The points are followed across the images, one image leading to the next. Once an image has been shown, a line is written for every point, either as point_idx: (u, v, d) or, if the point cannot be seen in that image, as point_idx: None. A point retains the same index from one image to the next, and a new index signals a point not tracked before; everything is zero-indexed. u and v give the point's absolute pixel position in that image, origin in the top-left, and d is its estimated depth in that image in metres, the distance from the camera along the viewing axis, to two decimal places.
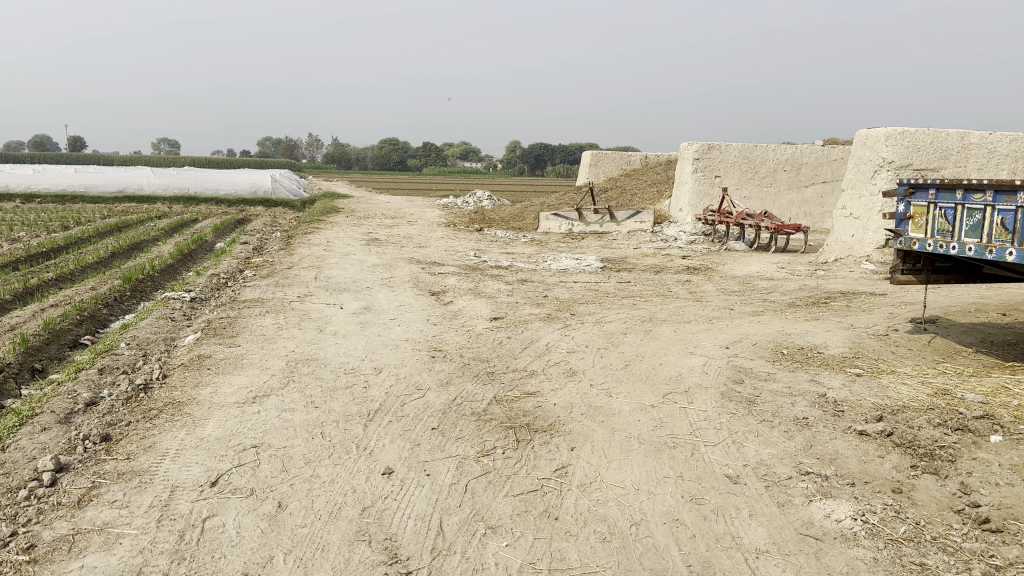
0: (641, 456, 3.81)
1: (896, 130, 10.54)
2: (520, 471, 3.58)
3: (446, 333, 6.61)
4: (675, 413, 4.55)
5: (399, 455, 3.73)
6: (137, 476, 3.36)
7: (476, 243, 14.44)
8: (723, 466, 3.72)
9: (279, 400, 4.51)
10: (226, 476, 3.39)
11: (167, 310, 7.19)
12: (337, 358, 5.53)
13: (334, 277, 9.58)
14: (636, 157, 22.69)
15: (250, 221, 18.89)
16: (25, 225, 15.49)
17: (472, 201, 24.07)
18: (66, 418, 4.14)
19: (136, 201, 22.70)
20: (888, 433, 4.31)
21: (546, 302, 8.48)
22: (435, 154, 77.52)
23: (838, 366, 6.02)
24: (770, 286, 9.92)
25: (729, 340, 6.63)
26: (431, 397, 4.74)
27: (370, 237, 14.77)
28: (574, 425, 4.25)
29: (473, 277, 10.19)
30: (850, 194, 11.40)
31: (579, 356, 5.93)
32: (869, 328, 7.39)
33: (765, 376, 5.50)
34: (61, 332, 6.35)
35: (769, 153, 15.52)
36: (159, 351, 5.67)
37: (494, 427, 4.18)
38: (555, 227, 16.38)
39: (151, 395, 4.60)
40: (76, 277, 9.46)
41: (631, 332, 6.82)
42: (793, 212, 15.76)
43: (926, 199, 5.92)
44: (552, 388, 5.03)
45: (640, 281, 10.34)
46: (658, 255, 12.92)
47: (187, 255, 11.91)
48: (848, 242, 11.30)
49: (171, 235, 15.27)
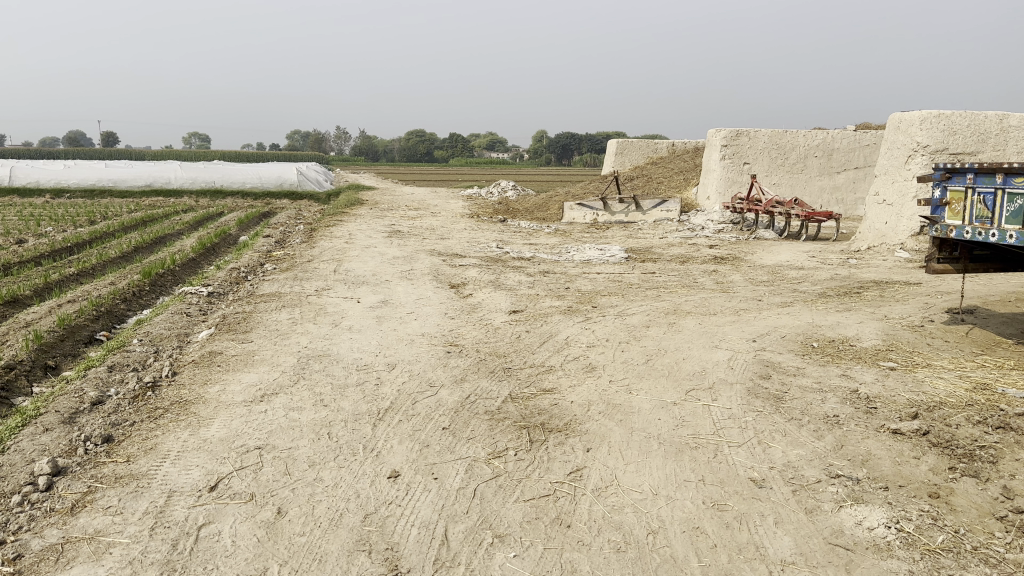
0: (660, 458, 3.62)
1: (932, 114, 10.19)
2: (532, 474, 3.42)
3: (464, 327, 6.46)
4: (698, 411, 4.35)
5: (406, 457, 3.59)
6: (134, 480, 3.26)
7: (499, 234, 14.28)
8: (747, 469, 3.52)
9: (287, 398, 4.39)
10: (226, 480, 3.28)
11: (183, 305, 7.13)
12: (350, 354, 5.40)
13: (354, 270, 9.50)
14: (663, 145, 22.36)
15: (275, 214, 18.93)
16: (52, 220, 15.62)
17: (496, 191, 23.89)
18: (71, 418, 4.05)
19: (164, 195, 22.86)
20: (924, 431, 4.08)
21: (568, 293, 8.30)
22: (461, 145, 77.40)
23: (870, 359, 5.77)
24: (799, 275, 9.63)
25: (756, 333, 6.40)
26: (444, 395, 4.59)
27: (392, 229, 14.67)
28: (591, 424, 4.07)
29: (494, 269, 10.03)
30: (883, 179, 11.04)
31: (599, 350, 5.74)
32: (904, 319, 7.10)
33: (794, 371, 5.27)
34: (76, 328, 6.31)
35: (799, 138, 15.13)
36: (171, 347, 5.59)
37: (507, 427, 4.02)
38: (580, 217, 16.15)
39: (158, 393, 4.51)
40: (97, 272, 9.45)
41: (653, 325, 6.61)
42: (824, 199, 15.37)
43: (963, 185, 5.66)
44: (570, 385, 4.86)
45: (665, 272, 10.11)
46: (684, 245, 12.65)
47: (209, 248, 11.90)
48: (881, 230, 10.95)
49: (195, 228, 15.28)
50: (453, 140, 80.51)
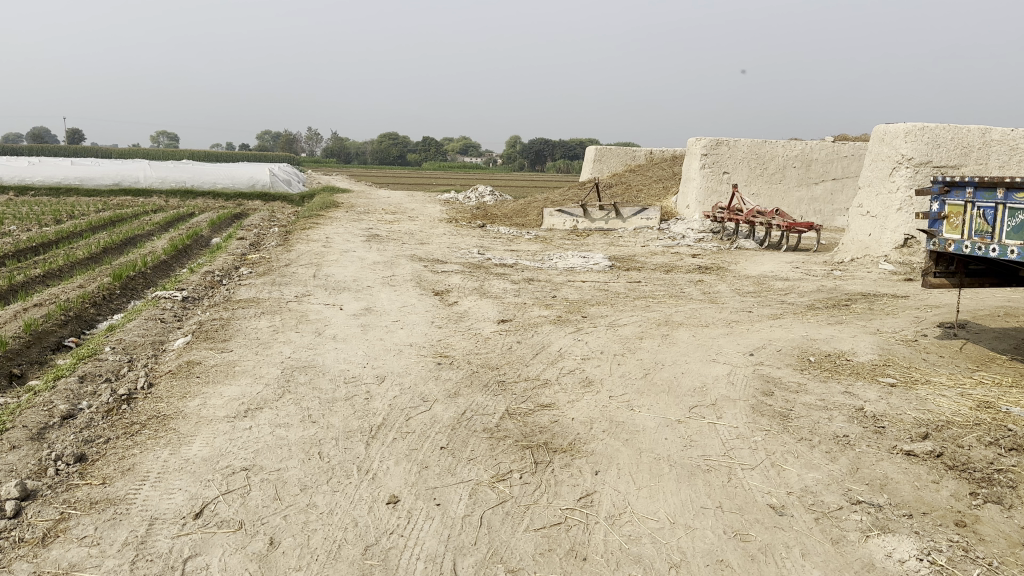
0: (673, 482, 3.44)
1: (916, 126, 10.16)
2: (540, 500, 3.21)
3: (452, 337, 6.24)
4: (704, 429, 4.18)
5: (405, 480, 3.36)
6: (112, 505, 2.99)
7: (479, 240, 14.06)
8: (765, 495, 3.36)
9: (273, 414, 4.13)
10: (211, 506, 3.03)
11: (157, 310, 6.82)
12: (337, 366, 5.15)
13: (333, 275, 9.22)
14: (640, 152, 22.31)
15: (248, 215, 18.52)
16: (16, 218, 15.08)
17: (473, 196, 23.65)
18: (40, 434, 3.75)
19: (133, 194, 22.27)
20: (938, 453, 3.95)
21: (555, 302, 8.11)
22: (435, 149, 76.92)
23: (869, 375, 5.65)
24: (786, 286, 9.55)
25: (752, 346, 6.26)
26: (438, 410, 4.36)
27: (370, 232, 14.39)
28: (596, 444, 3.87)
29: (478, 276, 9.80)
30: (867, 191, 11.02)
31: (594, 363, 5.55)
32: (897, 333, 7.01)
33: (796, 388, 5.13)
34: (43, 334, 5.97)
35: (778, 149, 15.12)
36: (146, 356, 5.29)
37: (508, 447, 3.80)
38: (560, 223, 16.00)
39: (134, 407, 4.22)
40: (64, 274, 9.07)
41: (647, 337, 6.45)
42: (803, 209, 15.40)
43: (962, 199, 5.57)
44: (568, 400, 4.66)
45: (650, 281, 9.98)
46: (666, 253, 12.54)
47: (181, 250, 11.53)
48: (864, 242, 10.92)
49: (166, 229, 14.85)
50: (426, 143, 80.05)
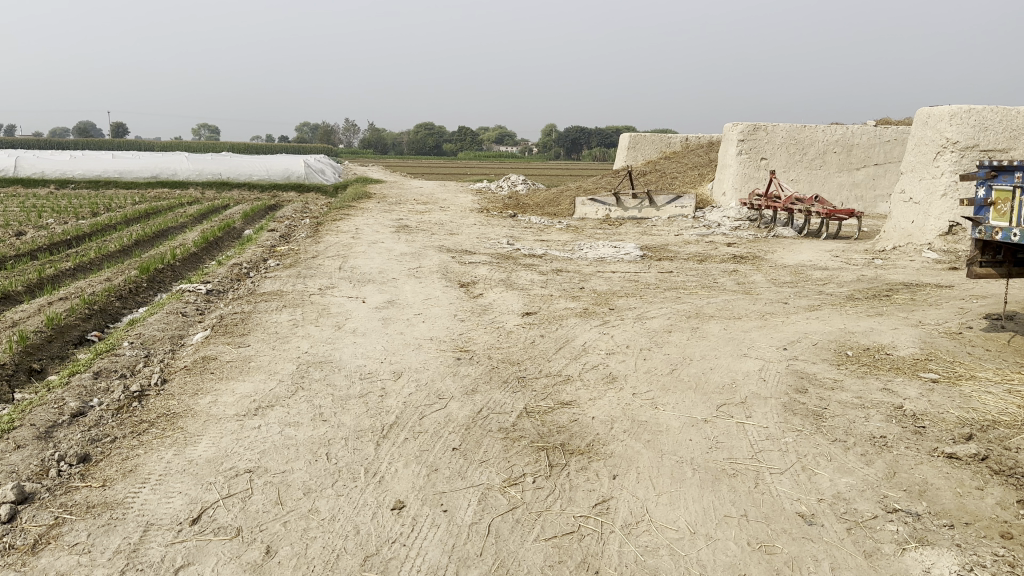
0: (695, 487, 3.25)
1: (962, 108, 9.70)
2: (553, 507, 3.05)
3: (474, 331, 6.09)
4: (732, 430, 3.98)
5: (412, 484, 3.22)
6: (108, 510, 2.92)
7: (509, 230, 13.89)
8: (794, 502, 3.16)
9: (284, 412, 4.03)
10: (210, 511, 2.93)
11: (180, 304, 6.78)
12: (354, 361, 5.04)
13: (360, 267, 9.14)
14: (676, 138, 21.90)
15: (281, 207, 18.59)
16: (54, 211, 15.30)
17: (506, 185, 23.46)
18: (47, 433, 3.70)
19: (170, 186, 22.53)
20: (983, 457, 3.68)
21: (583, 294, 7.92)
22: (470, 138, 76.57)
23: (910, 370, 5.37)
24: (824, 276, 9.22)
25: (786, 340, 6.01)
26: (454, 408, 4.22)
27: (400, 223, 14.33)
28: (616, 445, 3.69)
29: (506, 267, 9.65)
30: (910, 176, 10.59)
31: (619, 358, 5.36)
32: (941, 326, 6.68)
33: (832, 385, 4.87)
34: (65, 328, 5.97)
35: (818, 133, 14.66)
36: (163, 351, 5.24)
37: (523, 448, 3.64)
38: (592, 213, 15.75)
39: (144, 404, 4.15)
40: (95, 267, 9.13)
41: (676, 330, 6.23)
42: (843, 196, 14.93)
43: (1011, 184, 5.24)
44: (590, 398, 4.48)
45: (683, 271, 9.71)
46: (701, 243, 12.24)
47: (211, 243, 11.55)
48: (907, 229, 10.52)
49: (199, 221, 14.95)
50: (461, 133, 79.83)
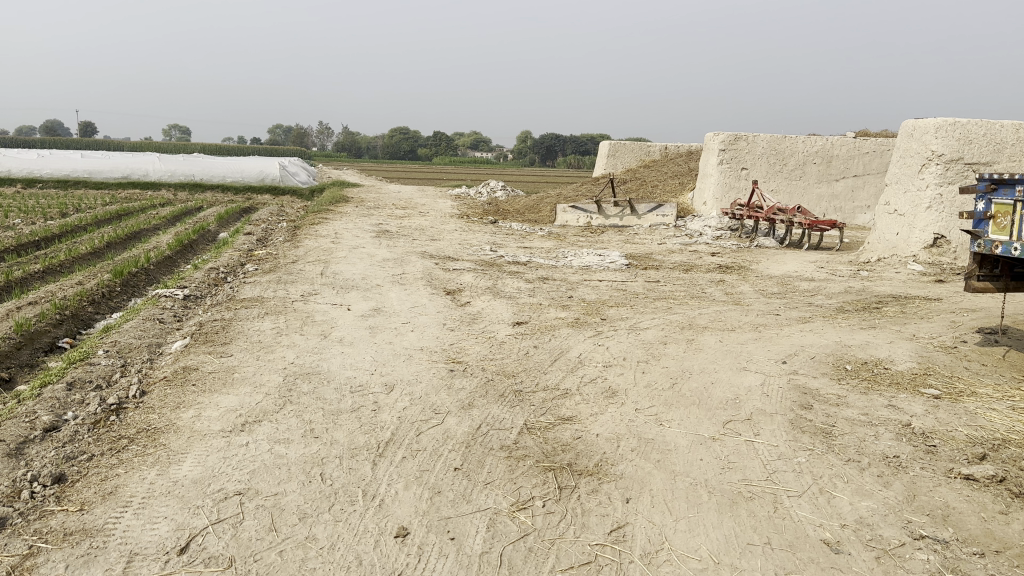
0: (713, 512, 3.09)
1: (947, 121, 9.71)
2: (567, 534, 2.88)
3: (465, 341, 5.89)
4: (742, 449, 3.83)
5: (415, 509, 3.02)
6: (88, 538, 2.69)
7: (491, 236, 13.71)
8: (817, 529, 3.03)
9: (273, 428, 3.81)
10: (199, 538, 2.71)
11: (156, 310, 6.50)
12: (342, 372, 4.83)
13: (342, 273, 8.90)
14: (655, 147, 21.87)
15: (256, 210, 18.24)
16: (21, 211, 14.83)
17: (485, 191, 23.29)
18: (18, 449, 3.44)
19: (142, 187, 22.02)
20: (1001, 479, 3.57)
21: (572, 303, 7.75)
22: (446, 143, 76.14)
23: (910, 386, 5.26)
24: (812, 287, 9.16)
25: (783, 353, 5.90)
26: (451, 424, 4.02)
27: (380, 228, 14.08)
28: (625, 465, 3.53)
29: (491, 275, 9.46)
30: (895, 188, 10.59)
31: (617, 371, 5.19)
32: (935, 340, 6.61)
33: (837, 401, 4.76)
34: (35, 334, 5.67)
35: (799, 144, 14.68)
36: (141, 360, 4.98)
37: (529, 468, 3.45)
38: (573, 220, 15.62)
39: (123, 418, 3.90)
40: (65, 269, 8.79)
41: (672, 342, 6.09)
42: (823, 207, 14.96)
43: (1012, 198, 5.15)
44: (591, 414, 4.31)
45: (670, 281, 9.60)
46: (685, 252, 12.16)
47: (186, 246, 11.22)
48: (891, 241, 10.51)
49: (173, 224, 14.57)
50: (437, 138, 79.45)
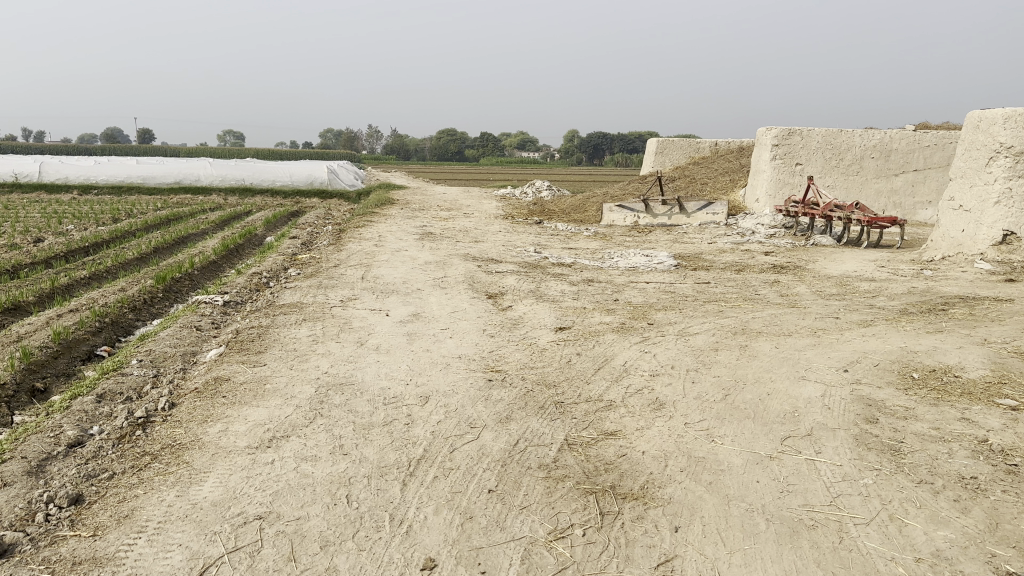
0: (772, 544, 2.81)
1: (1018, 111, 9.06)
2: (609, 568, 2.63)
3: (505, 348, 5.67)
4: (802, 469, 3.52)
5: (444, 537, 2.80)
6: (96, 567, 2.55)
7: (536, 237, 13.47)
8: (889, 564, 2.73)
9: (301, 444, 3.64)
10: (213, 569, 2.54)
11: (194, 317, 6.42)
12: (376, 383, 4.64)
13: (383, 277, 8.77)
14: (705, 143, 21.35)
15: (303, 213, 18.35)
16: (74, 218, 15.11)
17: (530, 191, 23.04)
18: (39, 467, 3.34)
19: (193, 192, 22.39)
20: None
21: (618, 307, 7.46)
22: (492, 143, 76.10)
23: (985, 396, 4.85)
24: (872, 288, 8.68)
25: (844, 360, 5.53)
26: (487, 440, 3.79)
27: (424, 230, 13.95)
28: (674, 488, 3.26)
29: (535, 277, 9.23)
30: (960, 183, 10.03)
31: (665, 381, 4.90)
32: (1009, 345, 6.13)
33: (905, 414, 4.40)
34: (73, 343, 5.63)
35: (855, 138, 14.07)
36: (174, 370, 4.88)
37: (568, 491, 3.21)
38: (620, 219, 15.27)
39: (148, 433, 3.78)
40: (110, 275, 8.84)
41: (723, 348, 5.77)
42: (881, 203, 14.34)
43: None
44: (637, 428, 4.05)
45: (721, 282, 9.23)
46: (736, 251, 11.75)
47: (232, 251, 11.23)
48: (957, 238, 9.93)
49: (221, 228, 14.71)
50: (483, 139, 79.54)
